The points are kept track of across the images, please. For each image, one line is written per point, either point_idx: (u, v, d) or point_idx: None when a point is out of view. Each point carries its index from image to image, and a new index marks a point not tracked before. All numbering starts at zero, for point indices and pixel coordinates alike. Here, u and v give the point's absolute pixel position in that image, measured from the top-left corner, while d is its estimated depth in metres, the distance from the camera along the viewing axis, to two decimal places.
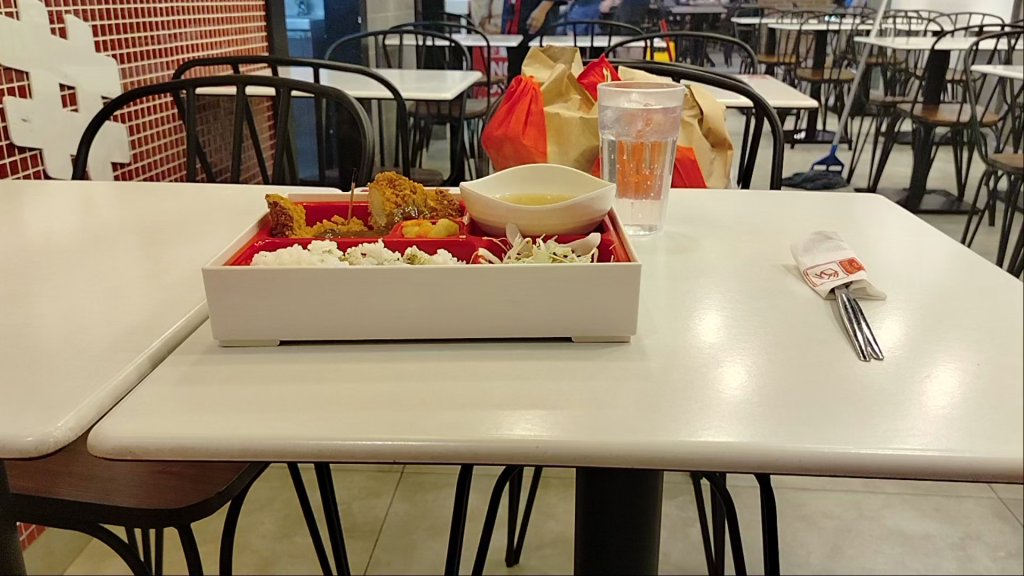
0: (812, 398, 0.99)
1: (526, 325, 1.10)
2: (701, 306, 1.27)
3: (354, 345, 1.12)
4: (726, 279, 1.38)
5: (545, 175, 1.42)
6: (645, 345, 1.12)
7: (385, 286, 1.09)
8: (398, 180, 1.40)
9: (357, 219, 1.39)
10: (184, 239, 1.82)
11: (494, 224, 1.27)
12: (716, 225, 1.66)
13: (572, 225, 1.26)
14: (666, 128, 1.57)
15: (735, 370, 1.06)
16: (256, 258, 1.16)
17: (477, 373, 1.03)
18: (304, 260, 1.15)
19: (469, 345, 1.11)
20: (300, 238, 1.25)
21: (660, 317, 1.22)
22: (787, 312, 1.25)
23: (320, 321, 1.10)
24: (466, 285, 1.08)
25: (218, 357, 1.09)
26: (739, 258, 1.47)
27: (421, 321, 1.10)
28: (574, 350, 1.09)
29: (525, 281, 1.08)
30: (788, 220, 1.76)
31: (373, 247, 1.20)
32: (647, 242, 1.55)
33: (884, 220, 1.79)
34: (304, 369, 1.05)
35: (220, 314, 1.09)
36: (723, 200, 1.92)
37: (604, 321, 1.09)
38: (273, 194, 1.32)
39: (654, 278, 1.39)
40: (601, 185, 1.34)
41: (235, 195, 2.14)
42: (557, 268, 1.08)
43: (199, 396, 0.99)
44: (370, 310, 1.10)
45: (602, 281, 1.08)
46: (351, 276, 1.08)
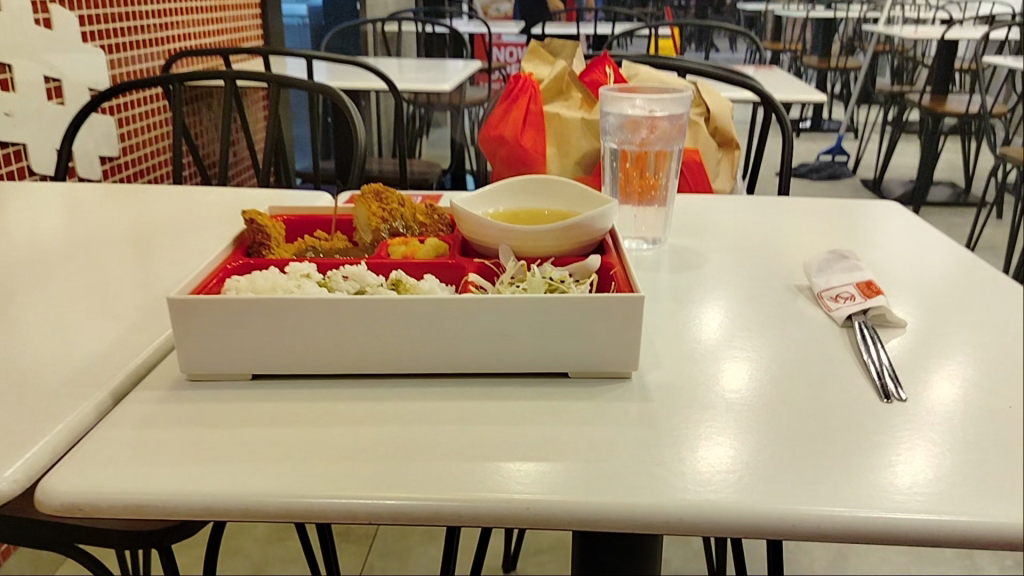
0: (828, 445, 0.91)
1: (518, 360, 1.02)
2: (704, 332, 1.19)
3: (332, 380, 1.03)
4: (733, 301, 1.29)
5: (542, 188, 1.33)
6: (647, 382, 1.03)
7: (365, 317, 1.00)
8: (385, 193, 1.31)
9: (341, 234, 1.31)
10: (162, 245, 1.73)
11: (485, 244, 1.18)
12: (720, 238, 1.58)
13: (568, 247, 1.17)
14: (672, 135, 1.48)
15: (744, 412, 0.97)
16: (228, 284, 1.07)
17: (464, 416, 0.95)
18: (279, 286, 1.06)
19: (454, 380, 1.03)
20: (277, 259, 1.16)
21: (662, 347, 1.14)
22: (799, 341, 1.17)
23: (296, 355, 1.02)
24: (454, 317, 1.00)
25: (182, 394, 1.00)
26: (747, 278, 1.38)
27: (403, 355, 1.02)
28: (570, 387, 1.01)
29: (516, 312, 1.00)
30: (796, 230, 1.67)
31: (356, 269, 1.12)
32: (650, 258, 1.47)
33: (897, 229, 1.70)
34: (276, 409, 0.97)
35: (186, 347, 1.01)
36: (727, 206, 1.83)
37: (602, 356, 1.01)
38: (251, 209, 1.23)
39: (656, 300, 1.30)
40: (603, 203, 1.26)
41: (220, 197, 2.05)
42: (551, 299, 0.99)
43: (160, 441, 0.91)
44: (350, 343, 1.01)
45: (599, 314, 1.00)
46: (327, 306, 1.00)
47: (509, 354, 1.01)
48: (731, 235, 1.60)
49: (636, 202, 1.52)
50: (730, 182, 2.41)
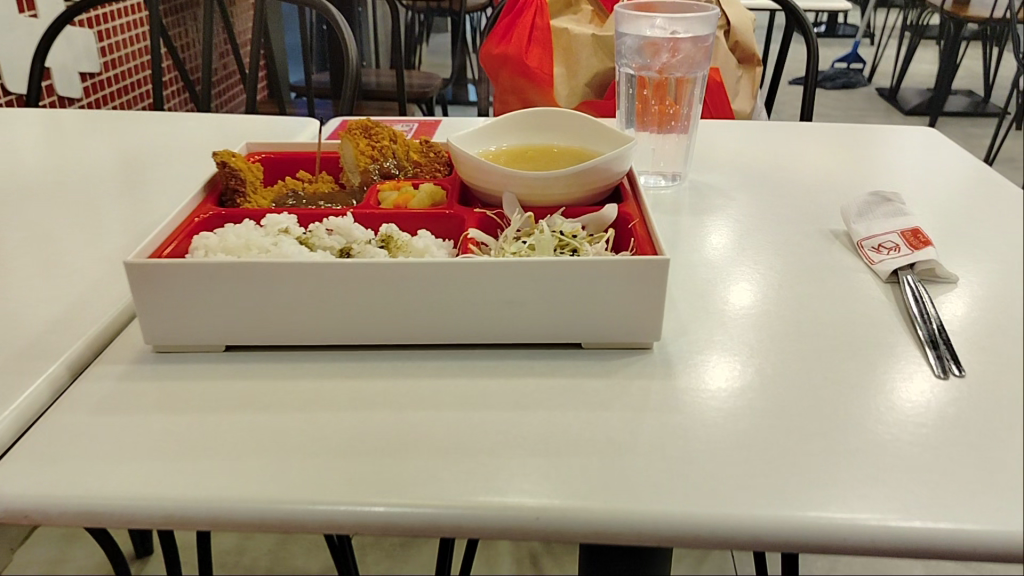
0: (877, 437, 0.79)
1: (526, 330, 0.90)
2: (730, 291, 1.06)
3: (316, 352, 0.92)
4: (763, 252, 1.16)
5: (551, 122, 1.19)
6: (670, 357, 0.91)
7: (350, 284, 0.88)
8: (374, 127, 1.18)
9: (327, 174, 1.19)
10: (136, 176, 1.58)
11: (487, 191, 1.05)
12: (746, 174, 1.43)
13: (579, 194, 1.03)
14: (696, 60, 1.32)
15: (780, 395, 0.85)
16: (196, 242, 0.95)
17: (463, 398, 0.83)
18: (254, 245, 0.94)
19: (452, 352, 0.91)
20: (252, 210, 1.03)
21: (687, 313, 1.01)
22: (839, 302, 1.03)
23: (274, 325, 0.90)
24: (451, 283, 0.87)
25: (147, 370, 0.89)
26: (779, 224, 1.24)
27: (396, 324, 0.90)
28: (584, 361, 0.89)
29: (523, 278, 0.87)
30: (829, 163, 1.51)
31: (341, 223, 0.99)
32: (670, 198, 1.32)
33: (938, 156, 1.54)
34: (252, 388, 0.86)
35: (149, 317, 0.89)
36: (752, 134, 1.67)
37: (620, 325, 0.89)
38: (222, 150, 1.10)
39: (677, 251, 1.16)
40: (618, 142, 1.12)
41: (201, 123, 1.90)
42: (562, 264, 0.86)
43: (119, 430, 0.80)
44: (334, 312, 0.89)
45: (618, 279, 0.87)
46: (305, 272, 0.87)
47: (515, 323, 0.90)
48: (758, 170, 1.45)
49: (653, 126, 1.39)
50: (751, 103, 2.24)
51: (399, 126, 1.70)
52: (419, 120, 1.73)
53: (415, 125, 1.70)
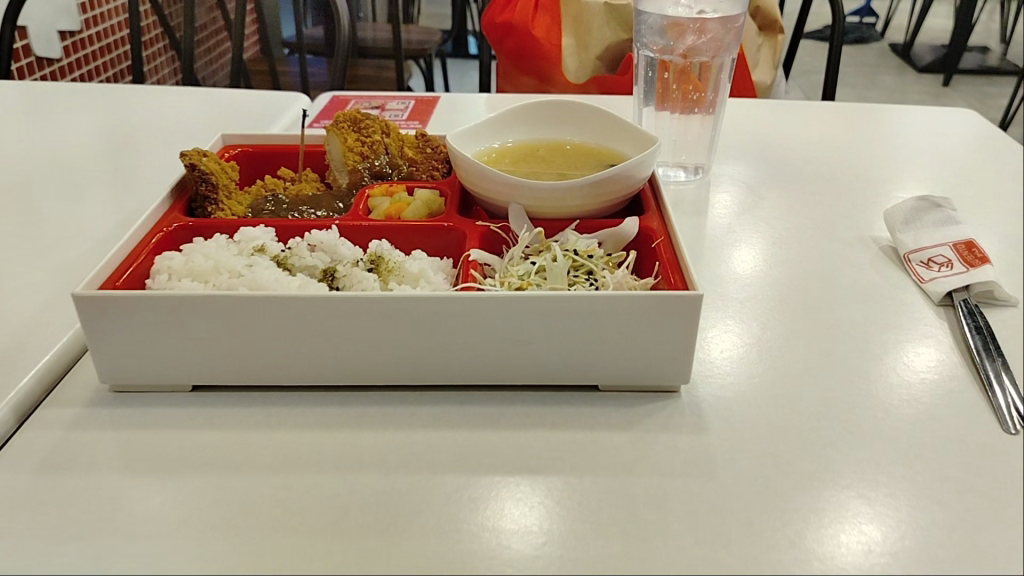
0: (942, 513, 0.68)
1: (535, 371, 0.79)
2: (765, 310, 0.95)
3: (295, 393, 0.80)
4: (799, 266, 1.03)
5: (563, 115, 1.08)
6: (702, 404, 0.79)
7: (333, 320, 0.76)
8: (364, 120, 1.06)
9: (311, 173, 1.07)
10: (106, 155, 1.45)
11: (490, 200, 0.92)
12: (776, 164, 1.30)
13: (595, 206, 0.91)
14: (724, 42, 1.18)
15: (825, 449, 0.74)
16: (160, 263, 0.83)
17: (463, 456, 0.72)
18: (225, 268, 0.82)
19: (451, 395, 0.80)
20: (226, 224, 0.92)
21: (720, 340, 0.90)
22: (889, 332, 0.91)
23: (247, 364, 0.79)
24: (448, 319, 0.76)
25: (102, 415, 0.78)
26: (817, 228, 1.11)
27: (386, 363, 0.78)
28: (602, 407, 0.78)
29: (532, 314, 0.75)
30: (867, 144, 1.37)
31: (327, 239, 0.88)
32: (691, 194, 1.20)
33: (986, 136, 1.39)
34: (221, 440, 0.75)
35: (103, 354, 0.78)
36: (780, 110, 1.52)
37: (644, 367, 0.78)
38: (192, 149, 0.97)
39: (703, 263, 1.04)
40: (638, 143, 1.01)
41: (180, 95, 1.76)
42: (577, 299, 0.75)
43: (65, 496, 0.69)
44: (316, 350, 0.78)
45: (640, 317, 0.75)
46: (281, 307, 0.75)
47: (522, 364, 0.78)
48: (788, 157, 1.32)
49: (676, 108, 1.26)
50: (772, 71, 2.09)
51: (393, 104, 1.58)
52: (416, 97, 1.61)
53: (411, 103, 1.58)
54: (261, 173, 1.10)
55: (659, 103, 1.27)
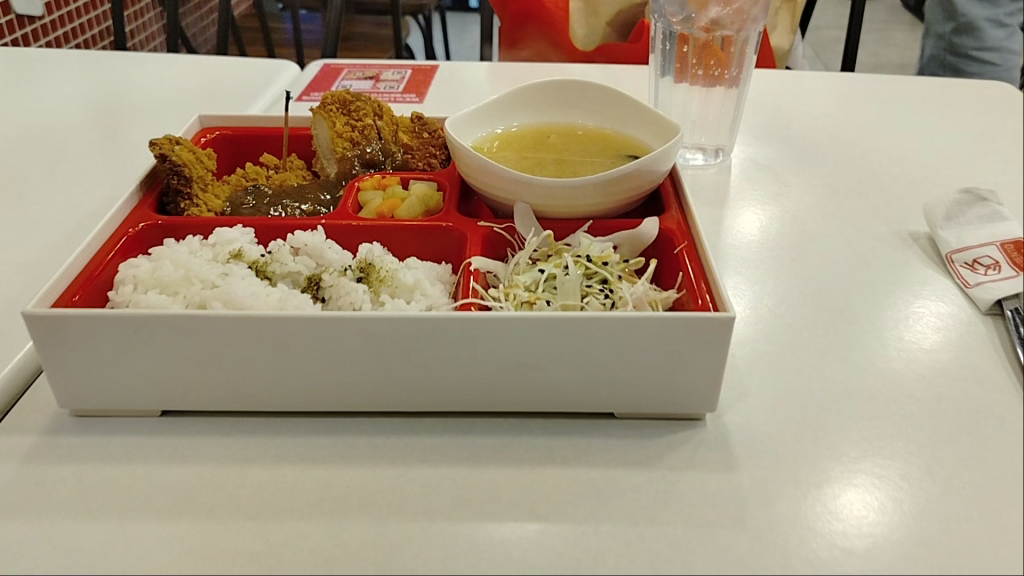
0: (1001, 567, 0.60)
1: (543, 398, 0.70)
2: (794, 313, 0.86)
3: (277, 420, 0.72)
4: (830, 266, 0.94)
5: (573, 97, 0.98)
6: (730, 433, 0.71)
7: (316, 343, 0.68)
8: (353, 102, 0.96)
9: (297, 161, 0.98)
10: (79, 125, 1.35)
11: (492, 196, 0.83)
12: (803, 147, 1.20)
13: (610, 205, 0.82)
14: (750, 15, 1.07)
15: (847, 453, 0.69)
16: (125, 272, 0.74)
17: (463, 499, 0.64)
18: (197, 277, 0.74)
19: (450, 423, 0.72)
20: (201, 223, 0.83)
21: (748, 349, 0.81)
22: (933, 347, 0.82)
23: (222, 389, 0.70)
24: (445, 342, 0.67)
25: (61, 446, 0.70)
26: (850, 219, 1.02)
27: (377, 388, 0.70)
28: (619, 438, 0.70)
29: (540, 336, 0.67)
30: (899, 121, 1.27)
31: (312, 241, 0.79)
32: (710, 179, 1.11)
33: None
34: (193, 477, 0.67)
35: (60, 376, 0.69)
36: (805, 84, 1.42)
37: (665, 394, 0.70)
38: (163, 136, 0.88)
39: (726, 262, 0.94)
40: (658, 131, 0.91)
41: (162, 62, 1.65)
42: (591, 322, 0.66)
43: (15, 546, 0.61)
44: (298, 375, 0.69)
45: (662, 341, 0.67)
46: (257, 328, 0.67)
47: (529, 389, 0.70)
48: (815, 138, 1.22)
49: (697, 80, 1.16)
50: (790, 35, 1.98)
51: (389, 72, 1.47)
52: (413, 66, 1.50)
53: (408, 73, 1.47)
54: (242, 158, 1.00)
55: (675, 74, 1.18)
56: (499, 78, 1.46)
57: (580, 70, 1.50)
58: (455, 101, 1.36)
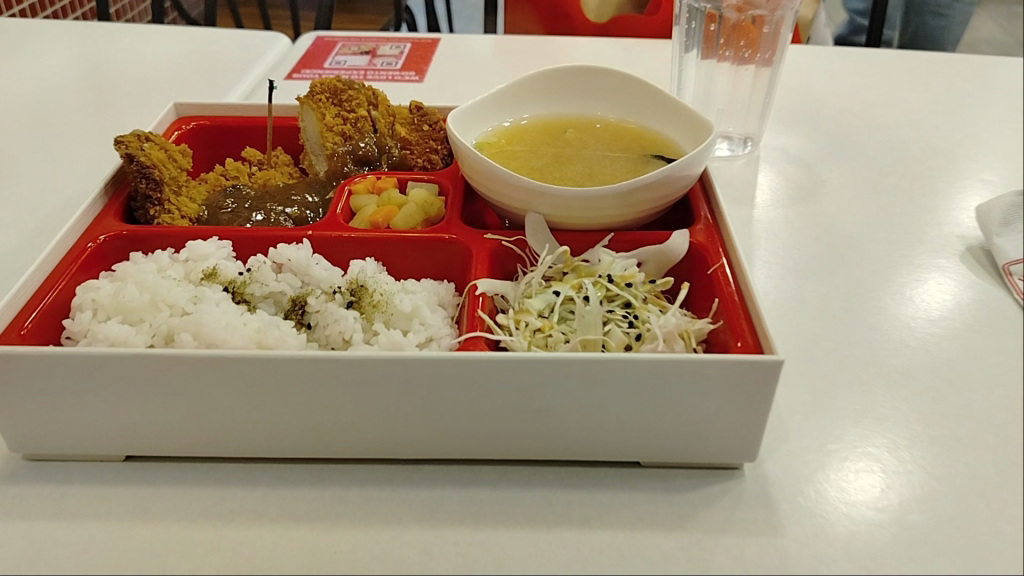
0: None
1: (559, 445, 0.62)
2: (837, 329, 0.77)
3: (256, 467, 0.63)
4: (873, 278, 0.84)
5: (593, 87, 0.88)
6: (771, 487, 0.62)
7: (299, 385, 0.59)
8: (345, 90, 0.86)
9: (283, 155, 0.88)
10: (48, 100, 1.24)
11: (501, 204, 0.74)
12: (839, 136, 1.10)
13: (633, 215, 0.73)
14: None
15: (889, 491, 0.62)
16: (83, 296, 0.65)
17: (467, 568, 0.56)
18: (165, 302, 0.65)
19: (453, 472, 0.63)
20: (172, 233, 0.74)
21: (791, 375, 0.72)
22: (994, 375, 0.72)
23: (194, 433, 0.62)
24: (446, 385, 0.59)
25: (11, 496, 0.61)
26: (893, 221, 0.93)
27: (370, 433, 0.61)
28: (645, 493, 0.61)
29: (556, 379, 0.58)
30: (942, 106, 1.16)
31: (296, 257, 0.70)
32: (738, 173, 1.01)
33: None
34: (157, 538, 0.58)
35: (7, 418, 0.61)
36: (838, 63, 1.31)
37: (699, 442, 0.61)
38: (131, 131, 0.78)
39: (758, 272, 0.84)
40: (687, 129, 0.81)
41: (145, 31, 1.54)
42: (615, 365, 0.57)
43: None
44: (278, 419, 0.61)
45: (696, 385, 0.58)
46: (231, 368, 0.58)
47: (543, 436, 0.61)
48: (852, 127, 1.12)
49: (724, 60, 1.06)
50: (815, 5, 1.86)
51: (387, 46, 1.37)
52: (413, 40, 1.39)
53: (407, 47, 1.36)
54: (223, 151, 0.91)
55: (702, 53, 1.07)
56: (505, 53, 1.35)
57: (593, 45, 1.39)
58: (458, 80, 1.25)
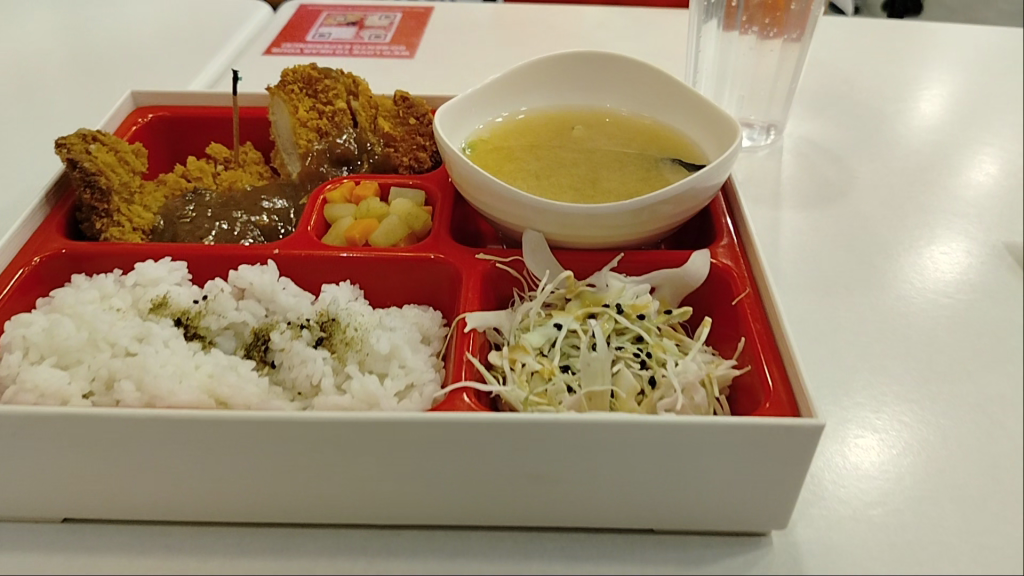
0: None
1: (561, 510, 0.53)
2: (878, 353, 0.69)
3: (211, 530, 0.55)
4: (911, 293, 0.75)
5: (601, 76, 0.78)
6: (804, 558, 0.54)
7: (256, 444, 0.50)
8: (322, 79, 0.76)
9: (252, 151, 0.79)
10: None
11: (495, 218, 0.65)
12: (872, 125, 1.00)
13: (646, 233, 0.64)
14: None
15: (943, 559, 0.54)
16: (13, 332, 0.56)
17: None
18: (106, 340, 0.57)
19: (438, 538, 0.54)
20: (121, 251, 0.65)
21: (827, 413, 0.64)
22: None
23: (138, 495, 0.53)
24: (429, 447, 0.50)
25: None
26: (929, 223, 0.84)
27: (340, 496, 0.53)
28: (660, 566, 0.52)
29: (557, 441, 0.49)
30: (984, 91, 1.06)
31: (259, 282, 0.61)
32: (760, 168, 0.92)
33: None
34: None
35: None
36: (866, 37, 1.20)
37: (723, 508, 0.52)
38: (77, 131, 0.68)
39: (784, 289, 0.75)
40: (708, 126, 0.72)
41: None
42: (627, 427, 0.48)
43: None
44: (234, 481, 0.52)
45: (722, 448, 0.49)
46: (176, 428, 0.49)
47: (542, 501, 0.53)
48: (885, 113, 1.02)
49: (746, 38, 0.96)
50: None
51: (376, 16, 1.26)
52: (403, 9, 1.28)
53: (397, 17, 1.26)
54: (186, 146, 0.82)
55: (721, 30, 0.97)
56: (504, 24, 1.24)
57: (600, 15, 1.28)
58: (452, 56, 1.14)
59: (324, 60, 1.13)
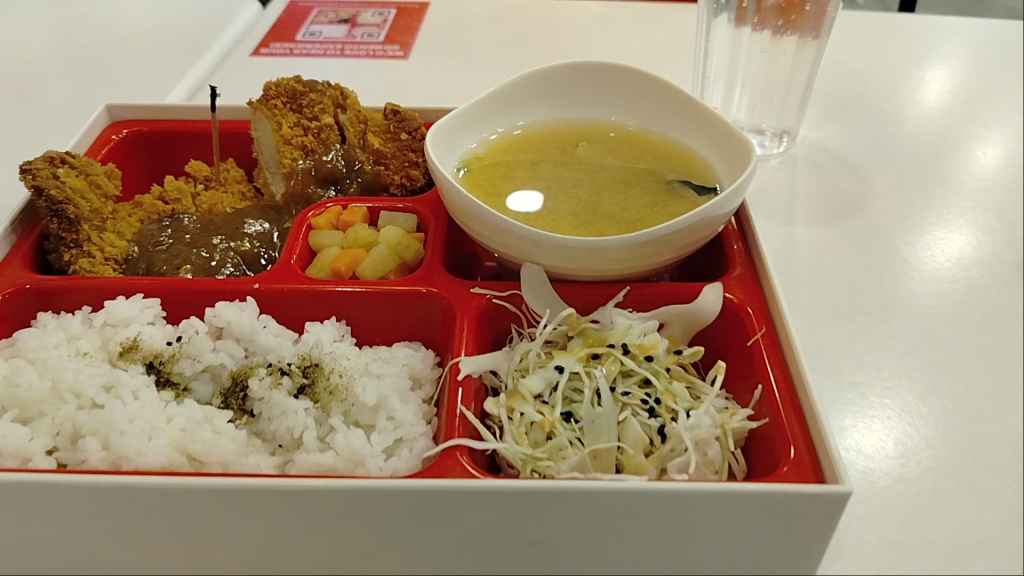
0: None
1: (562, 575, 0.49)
2: (902, 387, 0.64)
3: None
4: (934, 318, 0.70)
5: (604, 87, 0.73)
6: None
7: (228, 513, 0.46)
8: (306, 90, 0.71)
9: (233, 169, 0.74)
10: None
11: (492, 248, 0.60)
12: (889, 129, 0.95)
13: (654, 264, 0.59)
14: None
15: None
16: None
17: None
18: (71, 391, 0.52)
19: None
20: (90, 285, 0.60)
21: (847, 457, 0.59)
22: None
23: (104, 561, 0.49)
24: (416, 516, 0.45)
25: None
26: (951, 240, 0.79)
27: (323, 562, 0.49)
28: None
29: (557, 511, 0.45)
30: (1007, 92, 1.01)
31: (236, 322, 0.57)
32: (772, 179, 0.87)
33: None
34: None
35: None
36: (882, 33, 1.15)
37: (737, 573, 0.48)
38: (44, 153, 0.64)
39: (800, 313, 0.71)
40: (719, 142, 0.67)
41: None
42: (632, 497, 0.44)
43: None
44: (207, 548, 0.48)
45: (738, 517, 0.45)
46: (139, 498, 0.45)
47: (541, 567, 0.48)
48: (903, 116, 0.97)
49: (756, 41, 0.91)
50: None
51: (369, 12, 1.21)
52: (398, 5, 1.23)
53: (391, 13, 1.21)
54: (165, 163, 0.77)
55: (731, 31, 0.91)
56: (502, 20, 1.19)
57: (603, 10, 1.23)
58: (447, 56, 1.09)
59: (314, 61, 1.08)
